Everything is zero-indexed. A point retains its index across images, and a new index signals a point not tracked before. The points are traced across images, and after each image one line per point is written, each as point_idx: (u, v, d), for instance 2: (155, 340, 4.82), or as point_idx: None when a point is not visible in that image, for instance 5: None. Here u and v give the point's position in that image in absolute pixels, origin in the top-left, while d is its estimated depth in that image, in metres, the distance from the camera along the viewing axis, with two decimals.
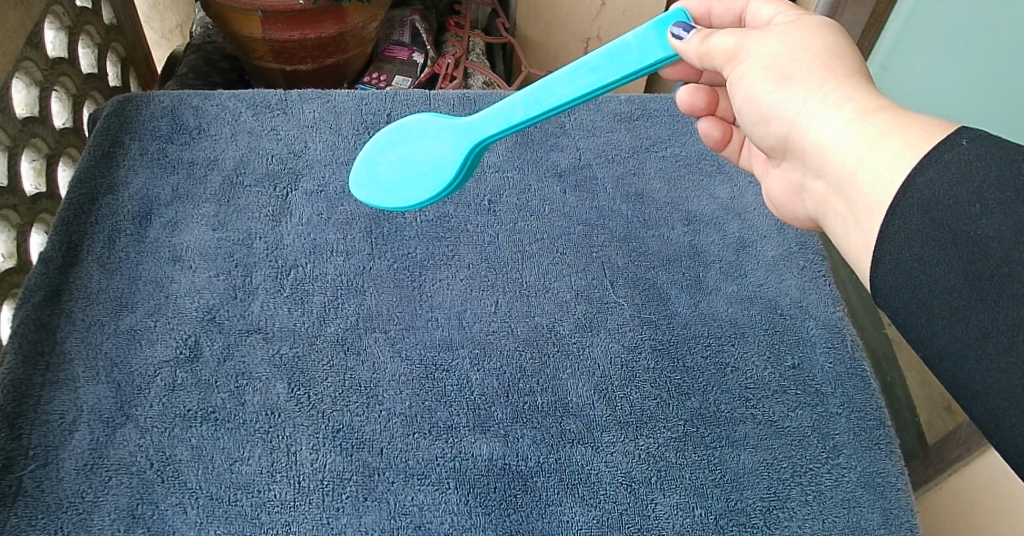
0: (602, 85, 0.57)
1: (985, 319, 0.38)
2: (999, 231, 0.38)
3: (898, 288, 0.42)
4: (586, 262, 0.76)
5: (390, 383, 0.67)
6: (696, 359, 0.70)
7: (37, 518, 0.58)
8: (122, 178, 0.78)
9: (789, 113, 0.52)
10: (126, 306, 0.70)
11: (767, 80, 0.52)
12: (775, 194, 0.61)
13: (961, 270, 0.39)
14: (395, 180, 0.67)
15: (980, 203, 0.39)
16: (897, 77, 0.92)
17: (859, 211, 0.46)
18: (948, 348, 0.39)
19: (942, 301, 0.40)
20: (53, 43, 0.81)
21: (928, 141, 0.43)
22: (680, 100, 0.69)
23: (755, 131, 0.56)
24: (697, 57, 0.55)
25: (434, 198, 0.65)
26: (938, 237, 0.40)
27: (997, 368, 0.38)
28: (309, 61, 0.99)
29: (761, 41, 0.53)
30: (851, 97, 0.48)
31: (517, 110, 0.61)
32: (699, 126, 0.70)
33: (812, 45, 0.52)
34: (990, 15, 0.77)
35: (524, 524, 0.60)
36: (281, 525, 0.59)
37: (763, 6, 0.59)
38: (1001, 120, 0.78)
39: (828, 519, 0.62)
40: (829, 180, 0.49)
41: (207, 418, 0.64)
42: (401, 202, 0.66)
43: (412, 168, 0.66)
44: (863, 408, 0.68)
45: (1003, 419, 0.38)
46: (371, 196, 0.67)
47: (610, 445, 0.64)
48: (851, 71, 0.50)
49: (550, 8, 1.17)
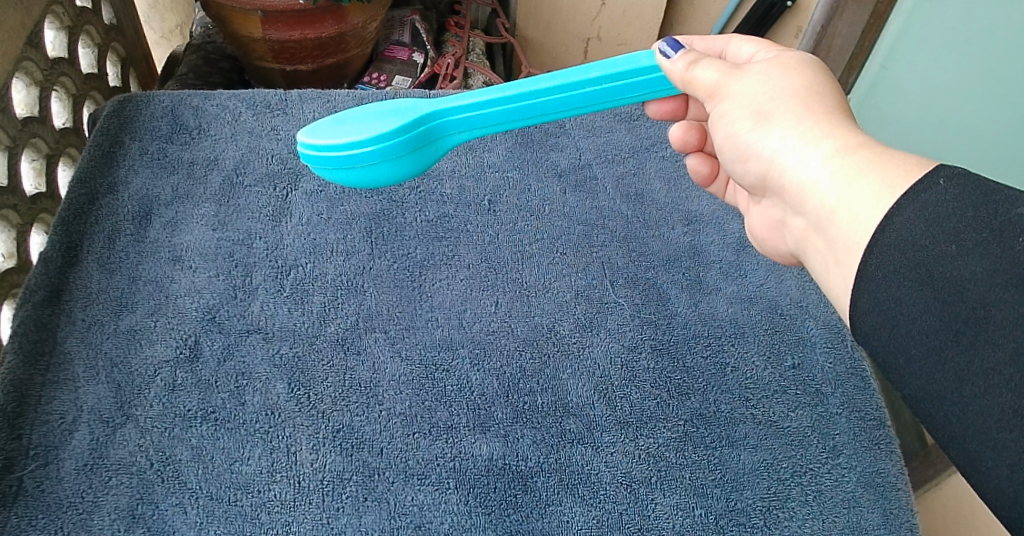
0: (580, 82, 0.57)
1: (962, 360, 0.37)
2: (975, 272, 0.38)
3: (876, 326, 0.41)
4: (586, 262, 0.76)
5: (390, 383, 0.67)
6: (696, 359, 0.70)
7: (37, 517, 0.58)
8: (122, 178, 0.78)
9: (767, 151, 0.51)
10: (126, 306, 0.70)
11: (747, 119, 0.53)
12: (756, 230, 0.60)
13: (938, 310, 0.39)
14: (341, 122, 0.60)
15: (956, 243, 0.39)
16: (894, 80, 0.91)
17: (838, 249, 0.46)
18: (926, 389, 0.39)
19: (919, 342, 0.39)
20: (53, 43, 0.81)
21: (905, 180, 0.43)
22: (673, 137, 0.68)
23: (735, 169, 0.56)
24: (681, 81, 0.56)
25: (371, 144, 0.58)
26: (916, 277, 0.40)
27: (972, 409, 0.37)
28: (309, 61, 0.99)
29: (742, 80, 0.54)
30: (830, 135, 0.48)
31: (490, 94, 0.60)
32: (689, 161, 0.69)
33: (792, 83, 0.52)
34: (989, 18, 0.78)
35: (525, 524, 0.60)
36: (281, 525, 0.59)
37: (744, 44, 0.60)
38: (1003, 122, 0.79)
39: (828, 519, 0.62)
40: (809, 217, 0.49)
41: (207, 418, 0.64)
42: (332, 140, 0.58)
43: (359, 118, 0.60)
44: (863, 408, 0.68)
45: (980, 459, 0.37)
46: (305, 136, 0.59)
47: (611, 445, 0.64)
48: (830, 109, 0.50)
49: (550, 7, 1.18)
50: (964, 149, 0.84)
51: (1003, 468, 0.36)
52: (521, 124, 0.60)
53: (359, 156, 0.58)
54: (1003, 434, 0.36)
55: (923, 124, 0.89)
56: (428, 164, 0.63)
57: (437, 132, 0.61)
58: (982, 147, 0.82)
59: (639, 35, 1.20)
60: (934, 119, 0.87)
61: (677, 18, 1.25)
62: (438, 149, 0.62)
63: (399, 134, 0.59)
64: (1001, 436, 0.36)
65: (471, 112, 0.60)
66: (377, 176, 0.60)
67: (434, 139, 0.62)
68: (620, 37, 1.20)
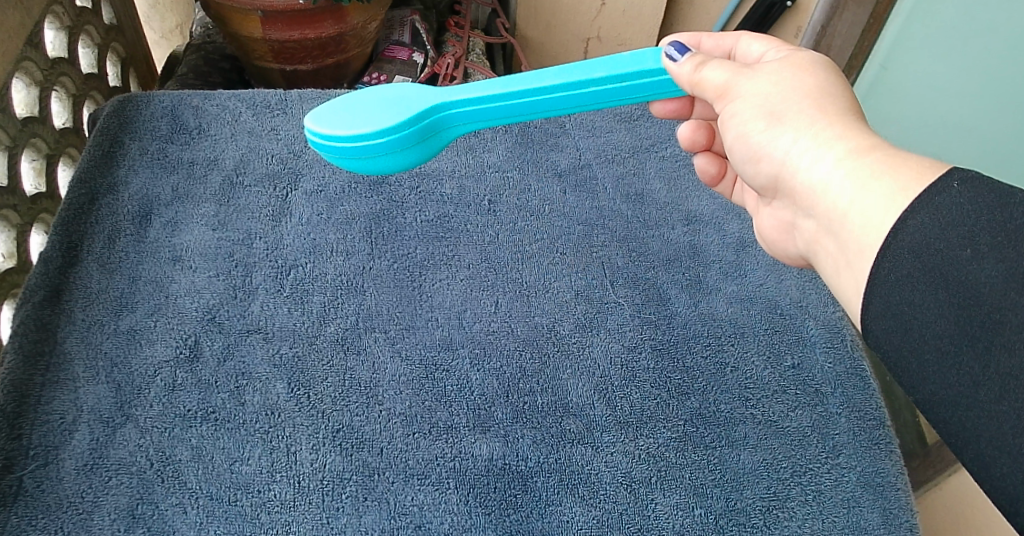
0: (584, 81, 0.57)
1: (977, 366, 0.37)
2: (990, 277, 0.38)
3: (888, 330, 0.41)
4: (586, 262, 0.76)
5: (390, 383, 0.67)
6: (695, 359, 0.70)
7: (37, 517, 0.58)
8: (122, 178, 0.78)
9: (779, 152, 0.51)
10: (127, 306, 0.70)
11: (758, 120, 0.52)
12: (766, 231, 0.60)
13: (952, 316, 0.39)
14: (348, 109, 0.60)
15: (971, 247, 0.39)
16: (895, 79, 0.91)
17: (850, 252, 0.46)
18: (939, 394, 0.39)
19: (933, 347, 0.39)
20: (52, 43, 0.81)
21: (918, 183, 0.43)
22: (681, 136, 0.68)
23: (746, 169, 0.56)
24: (688, 84, 0.56)
25: (376, 136, 0.59)
26: (929, 281, 0.40)
27: (986, 414, 0.37)
28: (309, 61, 0.99)
29: (753, 80, 0.54)
30: (843, 136, 0.48)
31: (495, 87, 0.59)
32: (696, 161, 0.69)
33: (803, 83, 0.52)
34: (989, 18, 0.78)
35: (524, 524, 0.60)
36: (281, 525, 0.59)
37: (754, 43, 0.60)
38: (1003, 122, 0.79)
39: (829, 518, 0.62)
40: (820, 220, 0.49)
41: (207, 418, 0.64)
42: (338, 131, 0.59)
43: (365, 106, 0.60)
44: (863, 408, 0.68)
45: (993, 465, 0.37)
46: (312, 122, 0.59)
47: (610, 445, 0.64)
48: (842, 110, 0.50)
49: (550, 7, 1.18)
50: (965, 150, 0.84)
51: (1017, 475, 0.36)
52: (527, 119, 0.60)
53: (365, 147, 0.59)
54: (1019, 440, 0.36)
55: (925, 124, 0.89)
56: (431, 155, 0.63)
57: (441, 123, 0.62)
58: (983, 147, 0.82)
59: (639, 35, 1.20)
60: (935, 118, 0.87)
61: (678, 17, 1.25)
62: (441, 140, 0.63)
63: (404, 128, 0.59)
64: (1016, 442, 0.36)
65: (478, 109, 0.60)
66: (380, 165, 0.61)
67: (438, 131, 0.62)
68: (620, 37, 1.20)
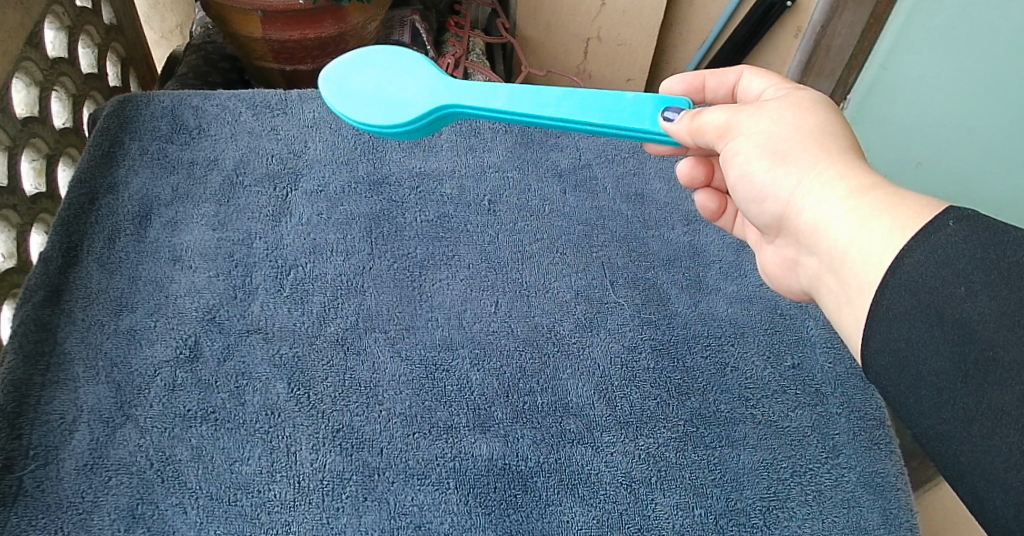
0: (579, 121, 0.56)
1: (970, 401, 0.37)
2: (983, 314, 0.38)
3: (887, 367, 0.41)
4: (586, 262, 0.76)
5: (390, 383, 0.67)
6: (696, 359, 0.70)
7: (37, 517, 0.58)
8: (122, 178, 0.78)
9: (783, 192, 0.51)
10: (126, 306, 0.70)
11: (762, 159, 0.52)
12: (768, 268, 0.59)
13: (948, 353, 0.39)
14: (362, 92, 0.62)
15: (965, 285, 0.39)
16: (895, 79, 0.92)
17: (850, 289, 0.46)
18: (935, 428, 0.39)
19: (928, 383, 0.39)
20: (53, 43, 0.81)
21: (916, 223, 0.43)
22: (680, 173, 0.67)
23: (749, 209, 0.55)
24: (688, 135, 0.55)
25: (386, 129, 0.62)
26: (925, 319, 0.40)
27: (981, 449, 0.37)
28: (309, 61, 0.99)
29: (755, 117, 0.53)
30: (845, 176, 0.48)
31: (497, 100, 0.59)
32: (697, 197, 0.68)
33: (806, 123, 0.52)
34: (989, 20, 0.78)
35: (524, 524, 0.60)
36: (281, 525, 0.59)
37: (755, 80, 0.61)
38: (1003, 124, 0.79)
39: (828, 519, 0.62)
40: (822, 257, 0.49)
41: (207, 418, 0.64)
42: (350, 113, 0.62)
43: (376, 89, 0.62)
44: (863, 408, 0.68)
45: (986, 497, 0.37)
46: (328, 91, 0.62)
47: (610, 445, 0.64)
48: (844, 150, 0.50)
49: (551, 8, 1.18)
50: (965, 152, 0.84)
51: (1010, 508, 0.36)
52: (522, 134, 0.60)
53: (373, 131, 0.62)
54: (1011, 475, 0.36)
55: (925, 126, 0.88)
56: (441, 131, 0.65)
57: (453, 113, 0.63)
58: (982, 150, 0.82)
59: (639, 36, 1.20)
60: (935, 120, 0.87)
61: (677, 18, 1.25)
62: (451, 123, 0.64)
63: (412, 123, 0.62)
64: (1008, 476, 0.36)
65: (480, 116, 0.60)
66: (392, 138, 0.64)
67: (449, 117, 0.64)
68: (620, 37, 1.20)
